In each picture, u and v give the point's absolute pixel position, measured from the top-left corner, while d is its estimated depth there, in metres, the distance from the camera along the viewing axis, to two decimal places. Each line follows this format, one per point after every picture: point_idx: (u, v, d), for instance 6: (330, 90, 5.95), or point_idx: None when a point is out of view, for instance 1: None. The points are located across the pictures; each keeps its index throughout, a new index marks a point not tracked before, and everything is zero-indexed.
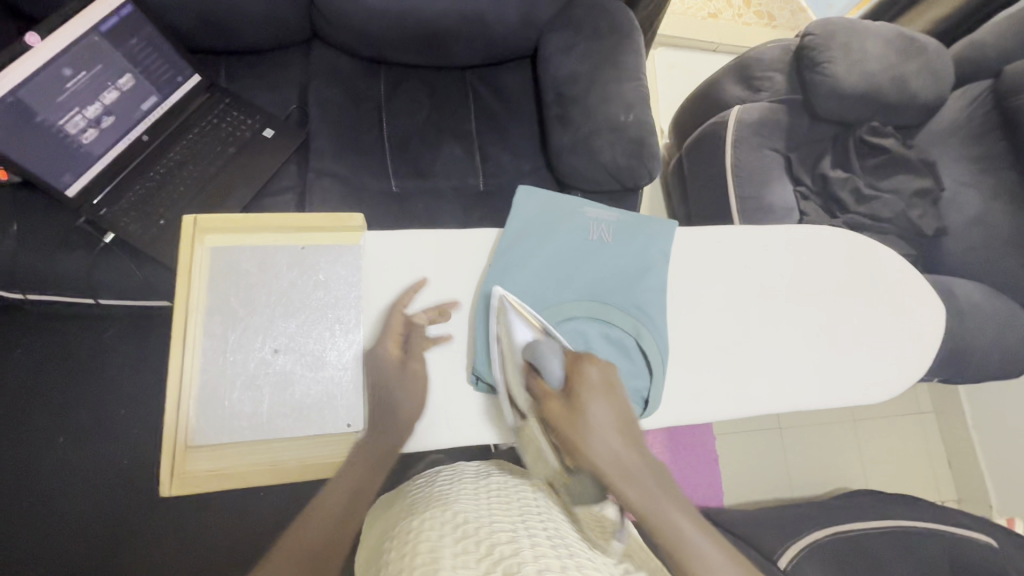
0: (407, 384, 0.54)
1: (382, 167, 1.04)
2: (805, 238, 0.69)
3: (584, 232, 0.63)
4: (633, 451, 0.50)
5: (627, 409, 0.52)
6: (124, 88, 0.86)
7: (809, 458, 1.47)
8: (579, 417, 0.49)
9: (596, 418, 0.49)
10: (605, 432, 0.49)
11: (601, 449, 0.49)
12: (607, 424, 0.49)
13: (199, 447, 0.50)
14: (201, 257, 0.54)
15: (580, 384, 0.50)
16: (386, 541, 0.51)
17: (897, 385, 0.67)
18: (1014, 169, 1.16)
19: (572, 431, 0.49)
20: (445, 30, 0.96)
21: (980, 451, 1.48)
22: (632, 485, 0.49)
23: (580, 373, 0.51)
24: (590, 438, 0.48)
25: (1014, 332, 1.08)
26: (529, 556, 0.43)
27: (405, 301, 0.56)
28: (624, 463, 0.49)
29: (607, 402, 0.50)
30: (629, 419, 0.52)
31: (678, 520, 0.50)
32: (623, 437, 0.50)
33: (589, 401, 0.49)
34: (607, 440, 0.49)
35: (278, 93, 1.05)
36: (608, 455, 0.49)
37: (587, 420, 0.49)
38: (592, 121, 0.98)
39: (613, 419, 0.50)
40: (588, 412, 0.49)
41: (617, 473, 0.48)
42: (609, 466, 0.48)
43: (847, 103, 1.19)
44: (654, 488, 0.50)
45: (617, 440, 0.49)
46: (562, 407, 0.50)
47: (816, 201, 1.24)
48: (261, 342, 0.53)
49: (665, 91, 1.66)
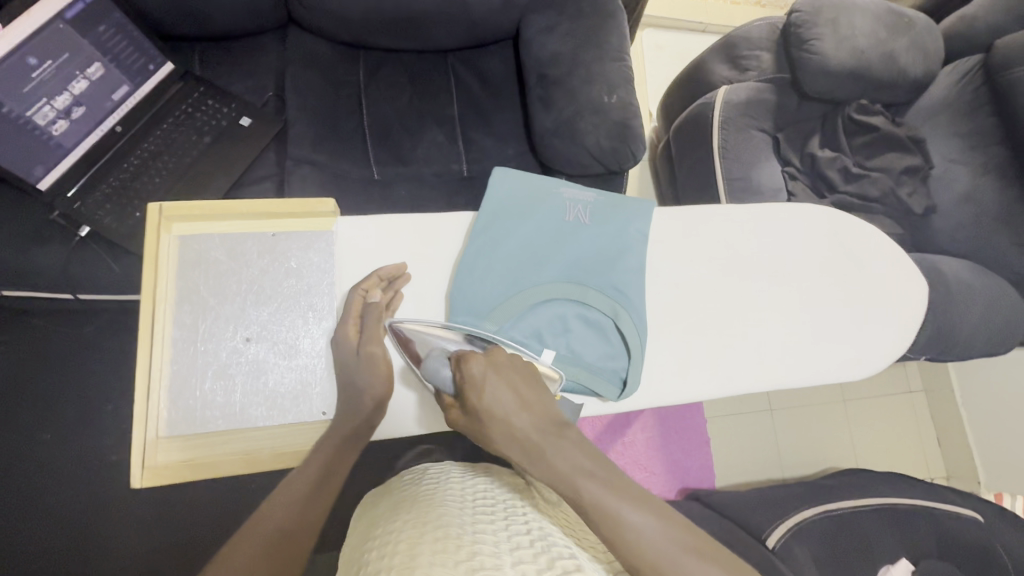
0: (365, 367, 0.51)
1: (363, 155, 1.02)
2: (786, 215, 0.69)
3: (561, 213, 0.62)
4: (534, 425, 0.46)
5: (528, 386, 0.48)
6: (94, 77, 0.83)
7: (800, 438, 1.48)
8: (474, 418, 0.47)
9: (489, 410, 0.47)
10: (503, 418, 0.46)
11: (501, 436, 0.46)
12: (502, 411, 0.46)
13: (170, 438, 0.49)
14: (168, 246, 0.53)
15: (465, 385, 0.47)
16: (365, 539, 0.49)
17: (879, 362, 0.66)
18: (1003, 145, 1.16)
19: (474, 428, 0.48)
20: (424, 12, 0.94)
21: (968, 428, 1.49)
22: (538, 459, 0.46)
23: (465, 371, 0.48)
24: (491, 430, 0.47)
25: (1001, 309, 1.09)
26: (508, 565, 0.43)
27: (371, 283, 0.54)
28: (533, 440, 0.46)
29: (497, 391, 0.47)
30: (531, 394, 0.48)
31: (627, 515, 0.44)
32: (525, 417, 0.47)
33: (476, 400, 0.47)
34: (506, 427, 0.46)
35: (255, 80, 1.02)
36: (515, 438, 0.46)
37: (484, 419, 0.46)
38: (575, 104, 0.96)
39: (501, 405, 0.47)
40: (482, 410, 0.46)
41: (527, 458, 0.46)
42: (518, 447, 0.46)
43: (836, 81, 1.18)
44: (560, 461, 0.45)
45: (518, 423, 0.46)
46: (463, 412, 0.48)
47: (804, 181, 1.23)
48: (232, 330, 0.52)
49: (653, 74, 1.64)
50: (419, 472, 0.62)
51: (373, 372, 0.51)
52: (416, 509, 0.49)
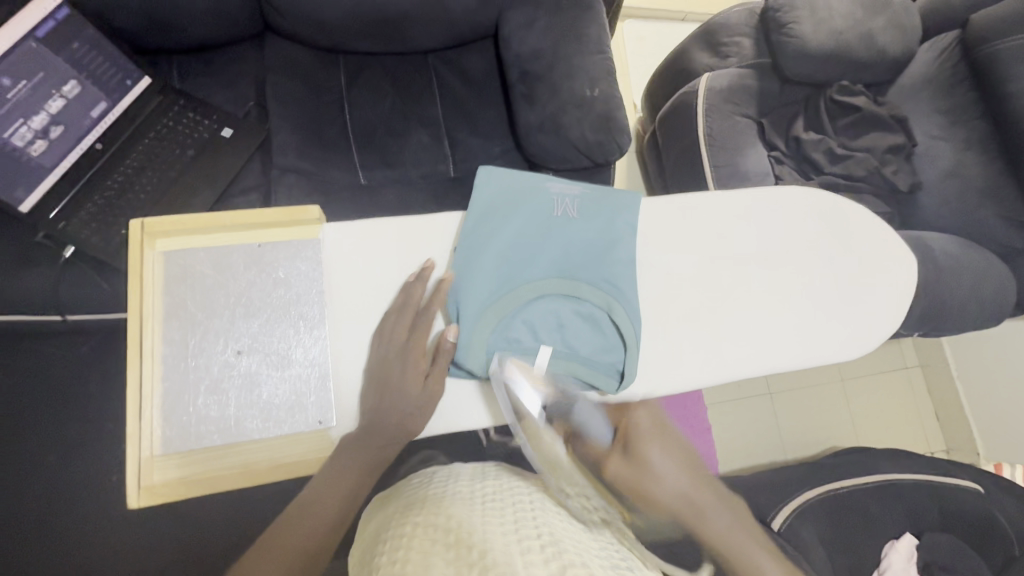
0: (408, 388, 0.53)
1: (349, 160, 1.02)
2: (774, 199, 0.69)
3: (549, 208, 0.62)
4: (699, 489, 0.47)
5: (685, 451, 0.52)
6: (71, 95, 0.82)
7: (800, 421, 1.49)
8: (636, 464, 0.47)
9: (651, 461, 0.48)
10: (667, 470, 0.47)
11: (664, 486, 0.46)
12: (668, 465, 0.48)
13: (165, 456, 0.49)
14: (153, 262, 0.52)
15: (629, 435, 0.51)
16: (376, 545, 0.48)
17: (875, 340, 0.67)
18: (984, 118, 1.17)
19: (630, 475, 0.46)
20: (401, 13, 0.94)
21: (965, 400, 1.51)
22: (706, 522, 0.45)
23: (628, 428, 0.52)
24: (655, 479, 0.46)
25: (991, 281, 1.10)
26: (517, 558, 0.41)
27: (417, 294, 0.55)
28: (696, 500, 0.46)
29: (660, 447, 0.50)
30: (687, 461, 0.51)
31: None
32: (685, 476, 0.48)
33: (643, 446, 0.49)
34: (673, 484, 0.46)
35: (235, 91, 1.01)
36: (680, 493, 0.46)
37: (649, 467, 0.47)
38: (558, 98, 0.96)
39: (666, 460, 0.48)
40: (646, 459, 0.48)
41: (690, 511, 0.45)
42: (684, 506, 0.45)
43: (816, 63, 1.18)
44: (726, 527, 0.46)
45: (684, 478, 0.48)
46: (620, 460, 0.48)
47: (790, 164, 1.23)
48: (223, 343, 0.52)
49: (635, 65, 1.64)
50: (429, 475, 0.61)
51: (405, 396, 0.53)
52: (425, 514, 0.48)
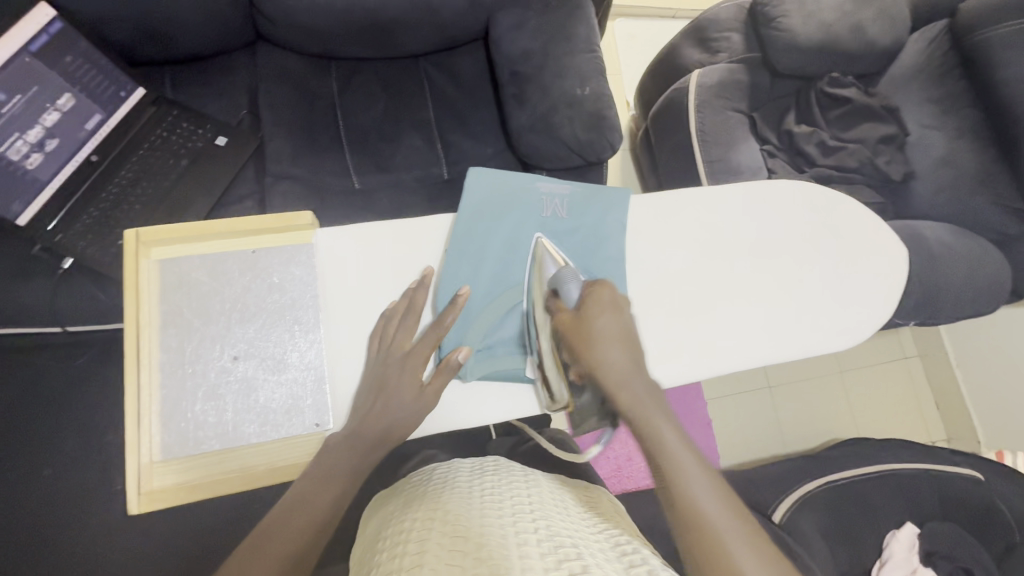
0: (408, 400, 0.52)
1: (342, 165, 1.02)
2: (763, 193, 0.69)
3: (539, 209, 0.62)
4: (637, 363, 0.51)
5: (635, 333, 0.52)
6: (65, 108, 0.83)
7: (800, 413, 1.49)
8: (584, 328, 0.51)
9: (601, 329, 0.51)
10: (608, 343, 0.51)
11: (603, 356, 0.50)
12: (608, 334, 0.51)
13: (164, 462, 0.50)
14: (148, 271, 0.52)
15: (590, 297, 0.52)
16: (377, 542, 0.49)
17: (865, 331, 0.67)
18: (976, 106, 1.19)
19: (578, 340, 0.51)
20: (391, 18, 0.94)
21: (965, 388, 1.51)
22: (627, 391, 0.50)
23: (592, 293, 0.53)
24: (596, 347, 0.51)
25: (985, 268, 1.10)
26: (513, 552, 0.42)
27: (444, 322, 0.54)
28: (631, 372, 0.50)
29: (614, 318, 0.52)
30: (634, 335, 0.52)
31: (671, 440, 0.49)
32: (624, 350, 0.51)
33: (597, 311, 0.51)
34: (607, 350, 0.51)
35: (228, 100, 1.02)
36: (616, 368, 0.50)
37: (590, 330, 0.51)
38: (549, 99, 0.97)
39: (613, 337, 0.51)
40: (591, 322, 0.51)
41: (614, 378, 0.50)
42: (614, 376, 0.50)
43: (806, 56, 1.19)
44: (643, 394, 0.50)
45: (620, 351, 0.51)
46: (569, 318, 0.52)
47: (783, 158, 1.24)
48: (219, 350, 0.52)
49: (627, 63, 1.65)
50: (429, 471, 0.62)
51: (404, 409, 0.52)
52: (423, 510, 0.49)
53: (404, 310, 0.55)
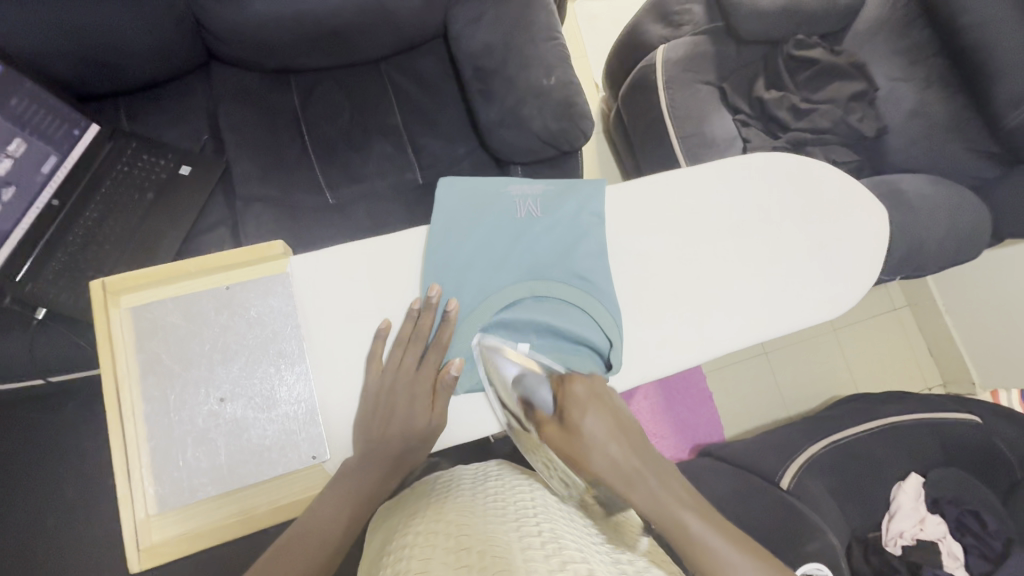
0: (412, 424, 0.53)
1: (314, 181, 1.00)
2: (739, 167, 0.69)
3: (513, 211, 0.61)
4: (638, 453, 0.46)
5: (627, 416, 0.47)
6: (17, 154, 0.79)
7: (798, 375, 1.51)
8: (575, 439, 0.46)
9: (594, 430, 0.45)
10: (603, 446, 0.45)
11: (603, 464, 0.45)
12: (601, 437, 0.45)
13: (161, 514, 0.48)
14: (121, 320, 0.51)
15: (566, 400, 0.47)
16: (381, 557, 0.48)
17: (854, 296, 0.67)
18: (941, 55, 1.18)
19: (571, 452, 0.46)
20: (346, 25, 0.92)
21: (954, 333, 1.54)
22: (640, 491, 0.45)
23: (566, 391, 0.48)
24: (592, 459, 0.45)
25: (966, 214, 1.11)
26: (518, 557, 0.41)
27: (444, 334, 0.55)
28: (633, 464, 0.45)
29: (599, 414, 0.46)
30: (626, 421, 0.47)
31: (695, 524, 0.44)
32: (621, 446, 0.45)
33: (581, 417, 0.46)
34: (606, 453, 0.45)
35: (187, 126, 0.99)
36: (621, 474, 0.45)
37: (582, 439, 0.45)
38: (515, 91, 0.95)
39: (602, 437, 0.45)
40: (581, 429, 0.45)
41: (622, 482, 0.45)
42: (621, 480, 0.45)
43: (769, 22, 1.18)
44: (658, 489, 0.45)
45: (617, 448, 0.45)
46: (556, 428, 0.47)
47: (757, 125, 1.23)
48: (205, 393, 0.50)
49: (591, 44, 1.63)
50: (431, 481, 0.61)
51: (408, 419, 0.53)
52: (426, 521, 0.49)
53: (405, 339, 0.55)
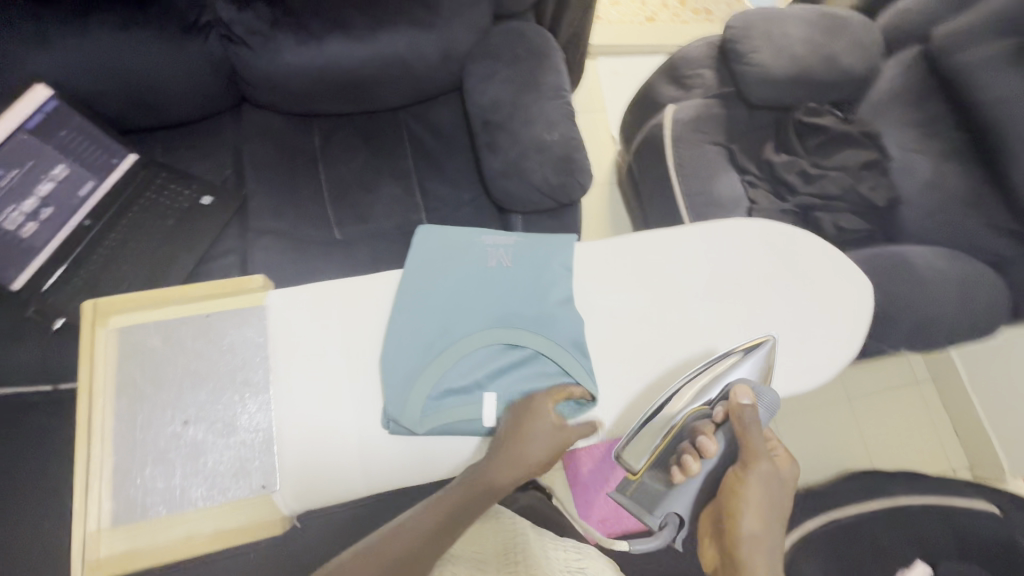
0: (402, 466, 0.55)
1: (324, 218, 1.05)
2: (720, 231, 0.70)
3: (484, 259, 0.63)
4: (767, 528, 0.57)
5: (772, 510, 0.58)
6: (60, 177, 0.88)
7: (807, 445, 1.44)
8: (754, 483, 0.58)
9: (767, 502, 0.59)
10: (761, 517, 0.57)
11: (751, 523, 0.57)
12: (764, 518, 0.57)
13: (111, 529, 0.49)
14: (105, 339, 0.54)
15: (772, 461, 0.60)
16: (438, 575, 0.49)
17: (828, 369, 0.66)
18: (960, 128, 1.17)
19: (750, 456, 0.59)
20: (367, 75, 1.01)
21: (983, 415, 1.45)
22: (753, 545, 0.56)
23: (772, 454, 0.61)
24: (747, 498, 0.58)
25: (983, 291, 1.06)
26: None
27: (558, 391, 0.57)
28: (765, 530, 0.57)
29: (774, 503, 0.59)
30: (773, 510, 0.59)
31: None
32: (770, 528, 0.58)
33: (763, 478, 0.59)
34: (757, 518, 0.57)
35: (214, 161, 1.08)
36: (754, 527, 0.57)
37: (757, 491, 0.58)
38: (519, 144, 1.00)
39: (766, 511, 0.58)
40: (754, 484, 0.59)
41: (755, 544, 0.56)
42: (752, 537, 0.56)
43: (779, 87, 1.20)
44: (772, 559, 0.56)
45: (762, 525, 0.57)
46: (764, 462, 0.59)
47: (765, 187, 1.23)
48: (170, 415, 0.53)
49: (611, 99, 1.70)
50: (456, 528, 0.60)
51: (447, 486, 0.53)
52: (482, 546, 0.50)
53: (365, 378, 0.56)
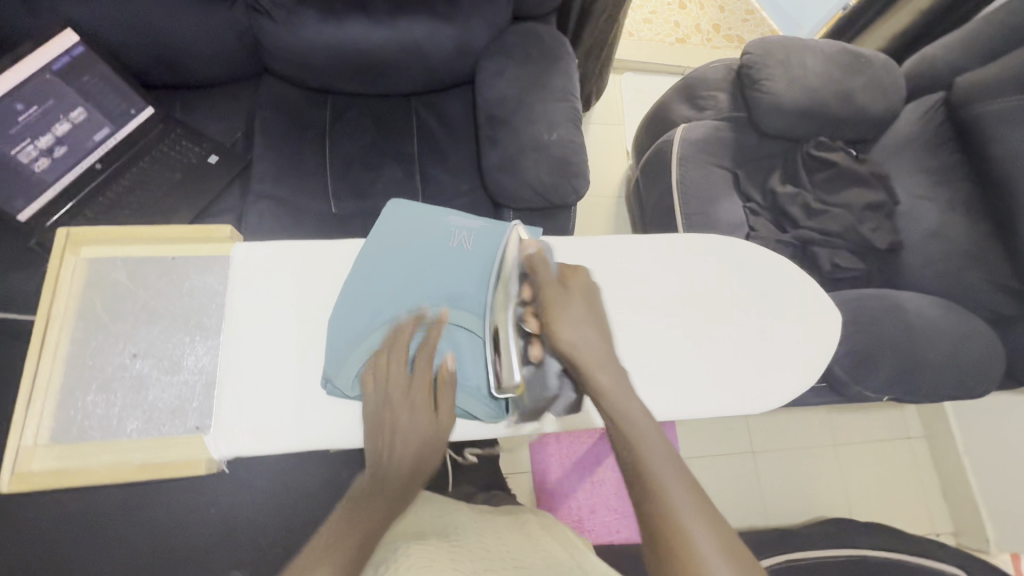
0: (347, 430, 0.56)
1: (324, 191, 1.08)
2: (691, 248, 0.70)
3: (446, 240, 0.64)
4: (597, 337, 0.55)
5: (597, 323, 0.56)
6: (77, 120, 0.93)
7: (784, 484, 1.41)
8: (561, 310, 0.55)
9: (579, 315, 0.56)
10: (582, 331, 0.55)
11: (575, 343, 0.54)
12: (583, 333, 0.55)
13: (47, 446, 0.51)
14: (74, 266, 0.57)
15: (569, 289, 0.57)
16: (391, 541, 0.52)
17: (780, 395, 0.65)
18: (972, 180, 1.15)
19: (549, 294, 0.56)
20: (382, 58, 1.03)
21: (973, 479, 1.39)
22: (597, 368, 0.54)
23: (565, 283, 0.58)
24: (566, 327, 0.54)
25: (976, 346, 1.03)
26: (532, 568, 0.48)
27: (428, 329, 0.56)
28: (594, 340, 0.55)
29: (589, 309, 0.56)
30: (599, 320, 0.57)
31: (648, 424, 0.50)
32: (595, 336, 0.55)
33: (569, 304, 0.56)
34: (583, 337, 0.55)
35: (227, 123, 1.11)
36: (582, 344, 0.54)
37: (567, 315, 0.55)
38: (519, 141, 1.01)
39: (584, 325, 0.55)
40: (565, 316, 0.55)
41: (589, 360, 0.54)
42: (589, 357, 0.54)
43: (791, 118, 1.19)
44: (614, 367, 0.54)
45: (590, 336, 0.55)
46: (556, 289, 0.56)
47: (767, 217, 1.22)
48: (121, 346, 0.55)
49: (630, 113, 1.71)
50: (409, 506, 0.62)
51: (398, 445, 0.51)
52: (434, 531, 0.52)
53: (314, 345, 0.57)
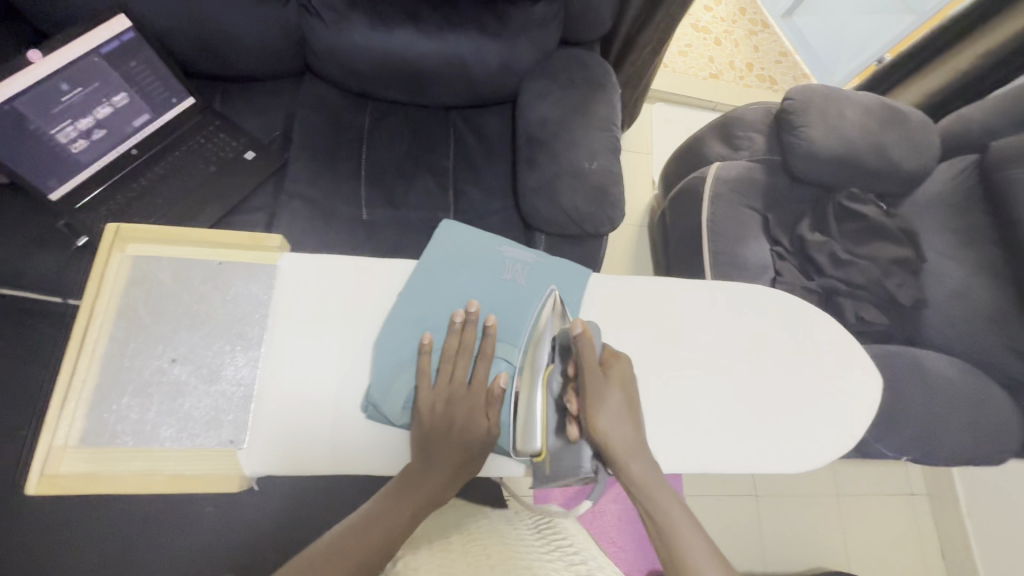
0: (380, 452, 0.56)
1: (355, 196, 1.07)
2: (735, 300, 0.69)
3: (499, 271, 0.63)
4: (633, 425, 0.56)
5: (633, 409, 0.57)
6: (119, 105, 0.91)
7: (785, 531, 1.39)
8: (600, 396, 0.55)
9: (613, 403, 0.56)
10: (618, 420, 0.55)
11: (611, 431, 0.54)
12: (619, 420, 0.55)
13: (78, 449, 0.50)
14: (119, 263, 0.56)
15: (609, 373, 0.57)
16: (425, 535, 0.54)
17: (815, 455, 0.64)
18: (999, 245, 1.15)
19: (589, 381, 0.55)
20: (428, 69, 1.03)
21: (974, 543, 1.38)
22: (634, 459, 0.54)
23: (605, 366, 0.58)
24: (602, 416, 0.55)
25: (995, 413, 1.03)
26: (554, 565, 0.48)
27: (469, 338, 0.57)
28: (628, 429, 0.55)
29: (624, 396, 0.57)
30: (635, 404, 0.57)
31: (677, 513, 0.53)
32: (629, 423, 0.56)
33: (606, 392, 0.55)
34: (619, 428, 0.55)
35: (265, 119, 1.11)
36: (617, 433, 0.55)
37: (604, 402, 0.55)
38: (557, 165, 1.00)
39: (621, 414, 0.56)
40: (602, 407, 0.55)
41: (623, 448, 0.54)
42: (621, 446, 0.54)
43: (826, 166, 1.19)
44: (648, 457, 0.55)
45: (626, 425, 0.55)
46: (595, 374, 0.56)
47: (792, 262, 1.22)
48: (161, 350, 0.54)
49: (659, 143, 1.71)
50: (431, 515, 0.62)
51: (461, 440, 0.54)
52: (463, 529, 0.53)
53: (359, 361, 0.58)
